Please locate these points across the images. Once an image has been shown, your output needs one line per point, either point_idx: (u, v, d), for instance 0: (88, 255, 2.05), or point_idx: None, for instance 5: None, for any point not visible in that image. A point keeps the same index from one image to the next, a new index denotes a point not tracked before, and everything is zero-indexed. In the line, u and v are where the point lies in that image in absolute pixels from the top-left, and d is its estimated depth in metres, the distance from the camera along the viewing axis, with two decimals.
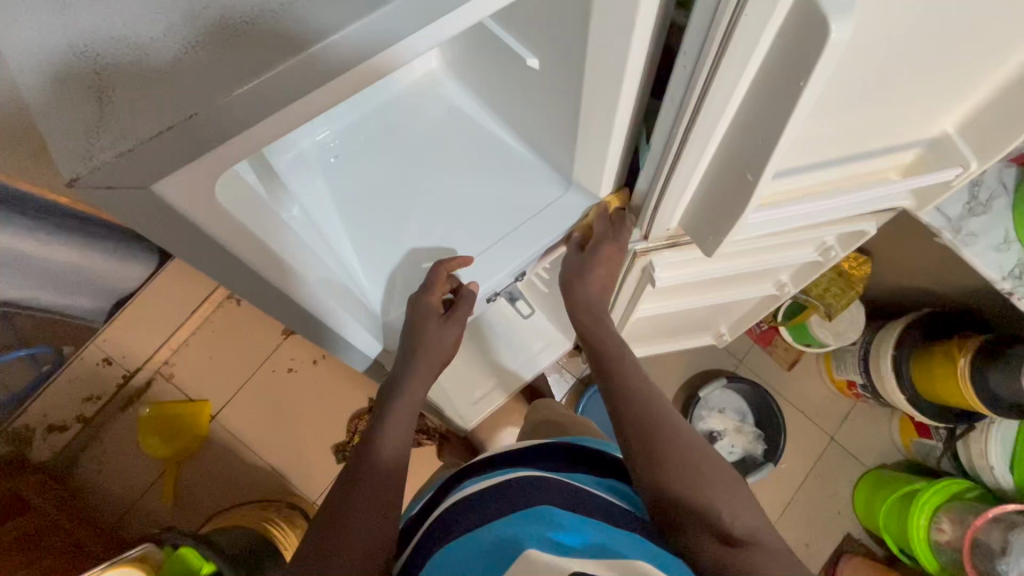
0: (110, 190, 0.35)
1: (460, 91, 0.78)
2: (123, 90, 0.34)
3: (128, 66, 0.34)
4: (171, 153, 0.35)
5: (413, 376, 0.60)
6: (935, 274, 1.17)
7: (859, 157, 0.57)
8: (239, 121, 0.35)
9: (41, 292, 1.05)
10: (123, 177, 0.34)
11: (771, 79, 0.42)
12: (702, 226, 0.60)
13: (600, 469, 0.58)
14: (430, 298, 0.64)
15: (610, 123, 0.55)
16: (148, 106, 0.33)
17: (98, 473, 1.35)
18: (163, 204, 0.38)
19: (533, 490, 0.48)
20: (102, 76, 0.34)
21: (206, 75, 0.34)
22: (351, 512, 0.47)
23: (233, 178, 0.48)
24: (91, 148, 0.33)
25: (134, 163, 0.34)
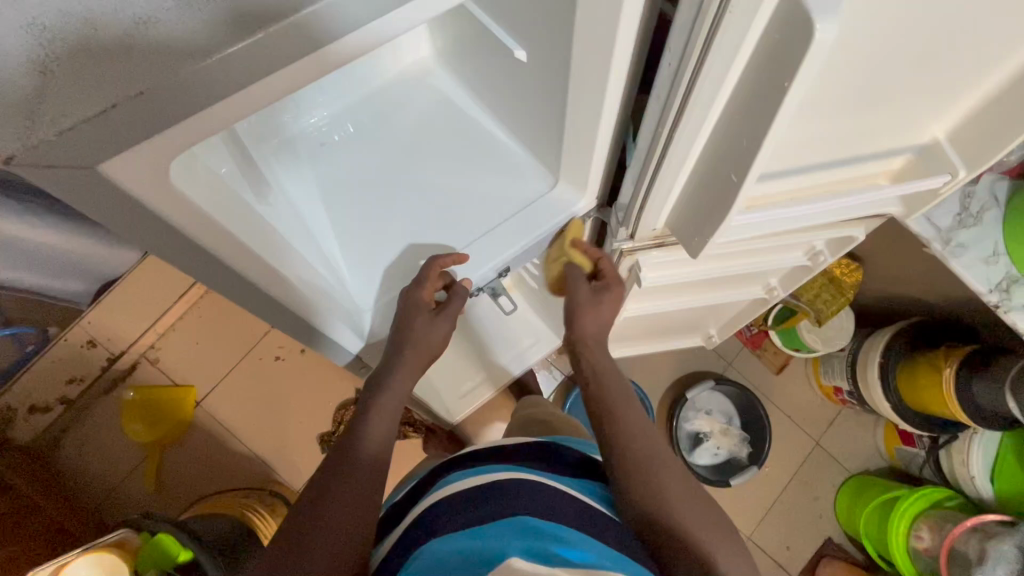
0: (62, 166, 0.36)
1: (450, 80, 0.76)
2: (65, 63, 0.32)
3: (73, 38, 0.32)
4: (112, 133, 0.35)
5: (402, 369, 0.59)
6: (924, 282, 1.17)
7: (848, 162, 0.56)
8: (208, 93, 0.35)
9: (23, 272, 1.04)
10: (72, 155, 0.35)
11: (756, 78, 0.41)
12: (687, 228, 0.60)
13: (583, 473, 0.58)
14: (421, 292, 0.63)
15: (598, 120, 0.54)
16: (93, 82, 0.33)
17: (79, 455, 1.34)
18: (115, 185, 0.38)
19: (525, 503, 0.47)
20: (42, 46, 0.32)
21: (158, 51, 0.33)
22: (331, 512, 0.47)
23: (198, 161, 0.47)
24: (34, 121, 0.34)
25: (82, 137, 0.34)
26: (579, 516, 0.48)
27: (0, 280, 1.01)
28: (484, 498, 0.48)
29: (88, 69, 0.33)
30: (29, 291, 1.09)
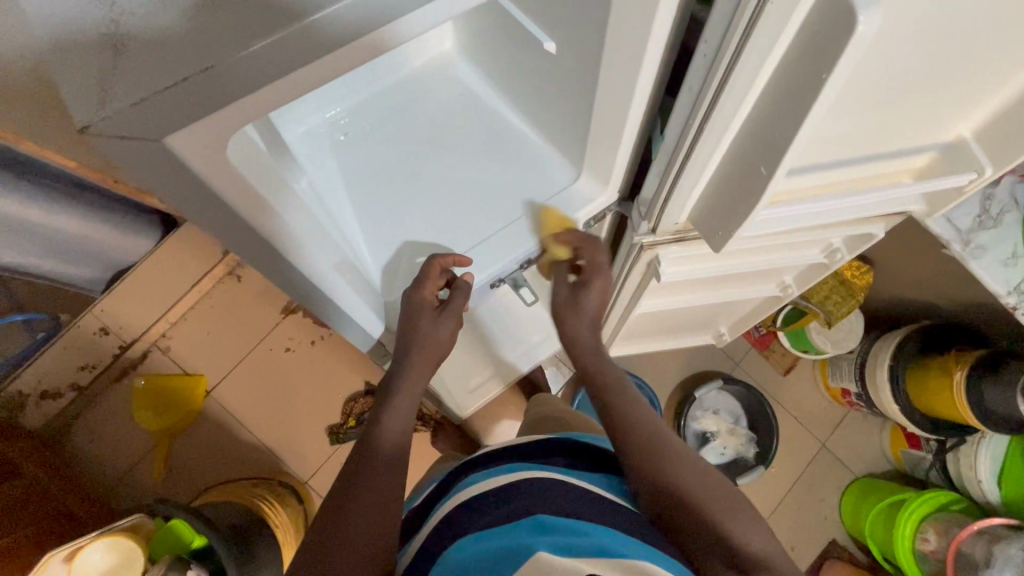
0: (131, 139, 0.37)
1: (472, 72, 0.77)
2: (139, 43, 0.36)
3: (148, 22, 0.36)
4: (183, 105, 0.36)
5: (410, 368, 0.59)
6: (935, 285, 1.18)
7: (873, 158, 0.57)
8: (256, 75, 0.37)
9: (42, 259, 1.05)
10: (139, 128, 0.37)
11: (793, 72, 0.42)
12: (710, 221, 0.60)
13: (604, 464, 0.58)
14: (422, 292, 0.64)
15: (627, 112, 0.55)
16: (165, 59, 0.36)
17: (90, 442, 1.35)
18: (175, 158, 0.39)
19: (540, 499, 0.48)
20: (122, 31, 0.36)
21: (225, 31, 0.36)
22: (353, 505, 0.47)
23: (246, 141, 0.48)
24: (108, 99, 0.36)
25: (150, 111, 0.36)
26: (597, 507, 0.49)
27: (18, 266, 1.02)
28: (503, 498, 0.49)
29: (164, 49, 0.36)
30: (45, 277, 1.10)
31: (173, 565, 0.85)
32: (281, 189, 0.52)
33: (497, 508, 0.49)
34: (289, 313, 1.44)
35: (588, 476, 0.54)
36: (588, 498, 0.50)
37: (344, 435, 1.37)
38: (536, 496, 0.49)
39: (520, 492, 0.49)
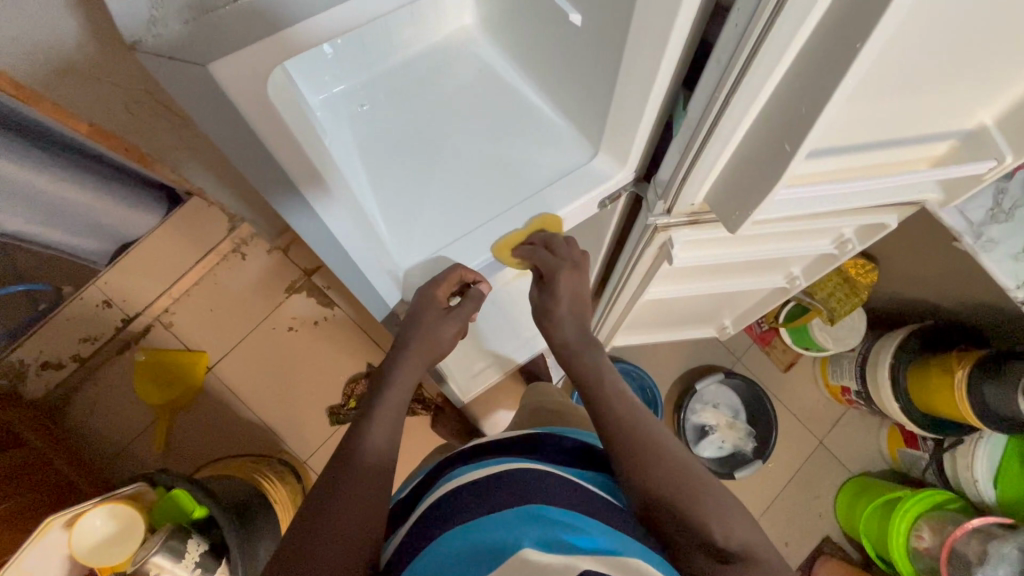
0: (181, 60, 0.37)
1: (493, 51, 0.78)
2: None
3: None
4: (234, 29, 0.36)
5: (404, 364, 0.60)
6: (939, 285, 1.18)
7: (894, 143, 0.57)
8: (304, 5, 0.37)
9: (48, 229, 1.04)
10: (188, 49, 0.36)
11: (825, 45, 0.42)
12: (727, 203, 0.60)
13: (590, 463, 0.59)
14: (437, 292, 0.63)
15: (650, 86, 0.54)
16: None
17: (90, 414, 1.34)
18: (217, 85, 0.39)
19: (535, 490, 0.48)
20: None
21: None
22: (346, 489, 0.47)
23: (281, 82, 0.48)
24: (158, 17, 0.36)
25: (203, 31, 0.36)
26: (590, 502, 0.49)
27: (21, 234, 1.01)
28: (493, 487, 0.49)
29: None
30: (50, 246, 1.09)
31: (173, 534, 0.85)
32: (311, 146, 0.51)
33: (485, 496, 0.48)
34: (293, 293, 1.44)
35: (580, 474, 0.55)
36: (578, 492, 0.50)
37: (344, 416, 1.37)
38: (528, 486, 0.48)
39: (511, 481, 0.49)
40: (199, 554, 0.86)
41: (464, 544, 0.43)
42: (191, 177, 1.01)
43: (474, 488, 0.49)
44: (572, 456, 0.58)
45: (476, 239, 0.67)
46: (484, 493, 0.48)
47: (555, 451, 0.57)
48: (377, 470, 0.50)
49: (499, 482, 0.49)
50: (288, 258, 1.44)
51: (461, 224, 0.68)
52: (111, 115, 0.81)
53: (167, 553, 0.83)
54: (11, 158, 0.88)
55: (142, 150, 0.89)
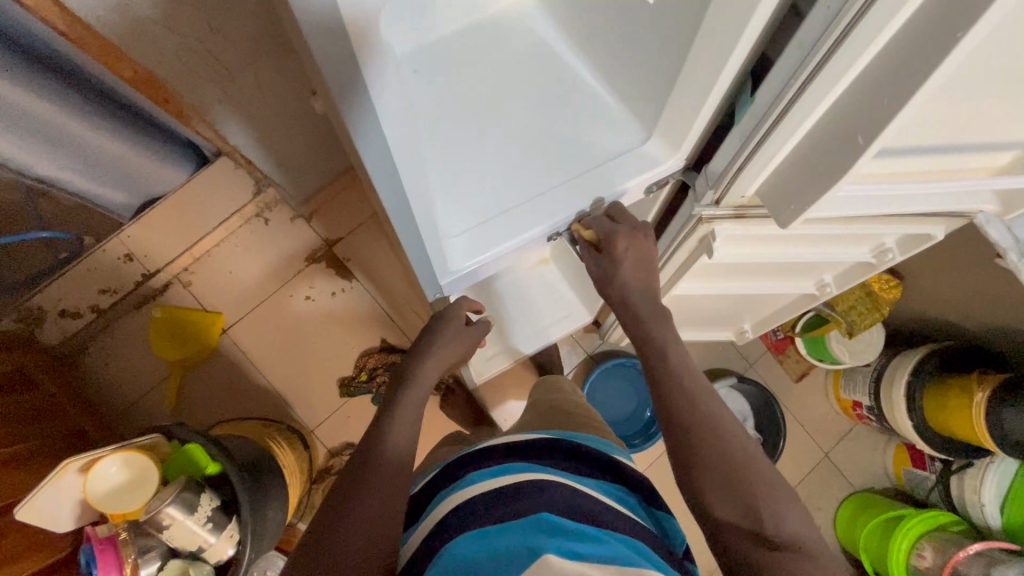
0: None
1: (550, 26, 0.77)
2: None
3: None
4: None
5: (430, 358, 0.74)
6: (968, 307, 1.16)
7: (959, 150, 0.55)
8: None
9: (78, 177, 1.04)
10: None
11: (920, 36, 0.41)
12: (782, 196, 0.59)
13: (596, 469, 0.65)
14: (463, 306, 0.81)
15: (718, 71, 0.53)
16: None
17: (104, 366, 1.35)
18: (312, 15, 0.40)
19: (544, 493, 0.55)
20: None
21: None
22: (372, 482, 0.57)
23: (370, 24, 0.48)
24: None
25: None
26: (596, 506, 0.55)
27: (51, 178, 1.01)
28: (508, 495, 0.55)
29: None
30: (75, 194, 1.08)
31: (186, 487, 0.85)
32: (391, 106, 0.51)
33: (502, 502, 0.54)
34: (312, 263, 1.43)
35: (585, 480, 0.61)
36: (583, 498, 0.56)
37: (354, 389, 1.38)
38: (540, 497, 0.54)
39: (523, 490, 0.55)
40: (212, 509, 0.86)
41: (484, 547, 0.48)
42: (224, 133, 1.00)
43: (485, 498, 0.55)
44: (584, 462, 0.64)
45: (526, 212, 0.67)
46: (503, 502, 0.54)
47: (563, 459, 0.64)
48: (395, 462, 0.61)
49: (516, 494, 0.55)
50: (310, 227, 1.43)
51: (510, 195, 0.68)
52: (157, 62, 0.80)
53: (180, 504, 0.83)
54: (49, 99, 0.87)
55: (183, 101, 0.88)
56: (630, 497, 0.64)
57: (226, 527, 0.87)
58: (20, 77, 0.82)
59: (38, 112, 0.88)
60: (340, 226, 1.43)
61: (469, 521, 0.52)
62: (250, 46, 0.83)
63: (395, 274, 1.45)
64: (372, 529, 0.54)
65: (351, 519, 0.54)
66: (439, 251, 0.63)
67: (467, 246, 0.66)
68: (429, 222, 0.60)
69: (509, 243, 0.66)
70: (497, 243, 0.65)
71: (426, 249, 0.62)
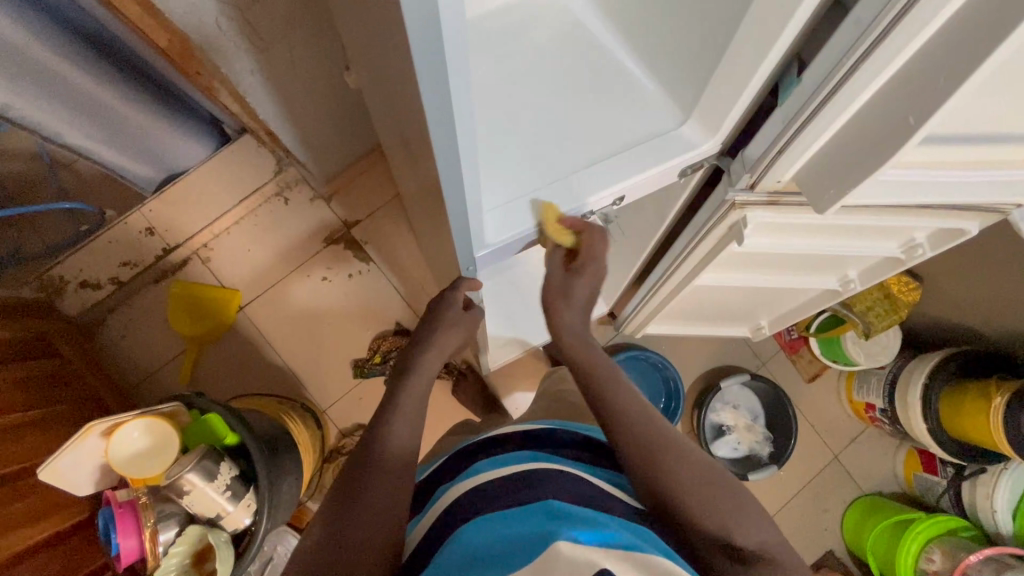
0: None
1: (588, 10, 0.77)
2: None
3: None
4: None
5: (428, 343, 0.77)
6: (990, 311, 1.15)
7: (1006, 140, 0.55)
8: None
9: (105, 147, 1.05)
10: None
11: (978, 18, 0.40)
12: (822, 180, 0.58)
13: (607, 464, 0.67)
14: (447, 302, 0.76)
15: (766, 51, 0.53)
16: None
17: (122, 338, 1.36)
18: None
19: (548, 484, 0.56)
20: None
21: None
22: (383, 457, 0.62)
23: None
24: None
25: None
26: (599, 499, 0.56)
27: (79, 147, 1.02)
28: (508, 487, 0.56)
29: None
30: (102, 164, 1.09)
31: (207, 455, 0.86)
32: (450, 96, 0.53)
33: (501, 495, 0.55)
34: (330, 244, 1.43)
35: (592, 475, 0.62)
36: (587, 490, 0.57)
37: (367, 370, 1.38)
38: (544, 488, 0.55)
39: (527, 480, 0.57)
40: (231, 478, 0.87)
41: (496, 535, 0.49)
42: (252, 107, 1.00)
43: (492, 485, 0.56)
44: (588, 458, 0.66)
45: (561, 188, 0.66)
46: (508, 493, 0.55)
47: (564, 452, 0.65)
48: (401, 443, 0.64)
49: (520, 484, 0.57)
50: (329, 208, 1.44)
51: (546, 171, 0.67)
52: (193, 30, 0.80)
53: (201, 472, 0.84)
54: (82, 66, 0.88)
55: (216, 73, 0.89)
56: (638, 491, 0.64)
57: (244, 497, 0.88)
58: (54, 43, 0.83)
59: (69, 79, 0.88)
60: (359, 209, 1.44)
61: (481, 506, 0.54)
62: (286, 21, 0.83)
63: (412, 258, 1.45)
64: (387, 502, 0.58)
65: (365, 488, 0.58)
66: (478, 225, 0.62)
67: (501, 220, 0.65)
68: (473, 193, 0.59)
69: (544, 219, 0.65)
70: (532, 219, 0.65)
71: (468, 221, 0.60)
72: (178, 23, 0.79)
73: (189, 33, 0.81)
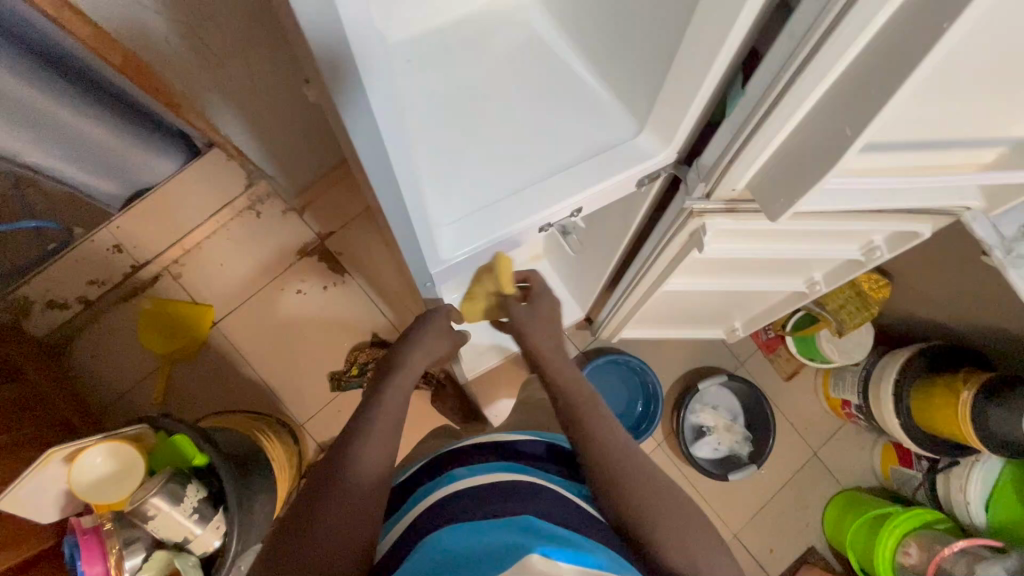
0: None
1: (546, 22, 0.78)
2: None
3: None
4: None
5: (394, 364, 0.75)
6: (955, 306, 1.18)
7: (947, 145, 0.56)
8: None
9: (67, 166, 1.03)
10: None
11: (905, 27, 0.41)
12: (772, 189, 0.59)
13: (585, 478, 0.67)
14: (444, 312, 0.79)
15: (711, 59, 0.53)
16: None
17: (92, 358, 1.34)
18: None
19: (526, 497, 0.55)
20: None
21: None
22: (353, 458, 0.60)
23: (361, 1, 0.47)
24: None
25: None
26: (562, 508, 0.56)
27: (41, 167, 1.01)
28: (478, 501, 0.55)
29: None
30: (65, 182, 1.08)
31: (172, 478, 0.84)
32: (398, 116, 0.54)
33: (471, 508, 0.55)
34: (304, 256, 1.42)
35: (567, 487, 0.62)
36: (555, 501, 0.57)
37: (345, 382, 1.38)
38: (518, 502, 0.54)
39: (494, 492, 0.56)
40: (199, 500, 0.86)
41: (463, 546, 0.48)
42: (215, 121, 0.99)
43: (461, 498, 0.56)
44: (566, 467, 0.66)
45: (517, 201, 0.66)
46: (475, 508, 0.54)
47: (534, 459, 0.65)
48: None
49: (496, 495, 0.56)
50: (302, 221, 1.43)
51: (501, 184, 0.67)
52: (148, 48, 0.80)
53: (166, 496, 0.83)
54: (38, 86, 0.87)
55: (174, 89, 0.88)
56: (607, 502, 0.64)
57: (212, 519, 0.87)
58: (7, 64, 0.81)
59: (26, 99, 0.87)
60: (333, 221, 1.43)
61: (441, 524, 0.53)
62: (245, 37, 0.83)
63: (388, 269, 1.44)
64: (364, 503, 0.57)
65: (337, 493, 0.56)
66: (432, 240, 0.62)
67: (458, 235, 0.65)
68: (421, 210, 0.59)
69: (500, 232, 0.65)
70: (488, 233, 0.65)
71: (418, 239, 0.60)
72: (131, 39, 0.78)
73: (144, 50, 0.80)
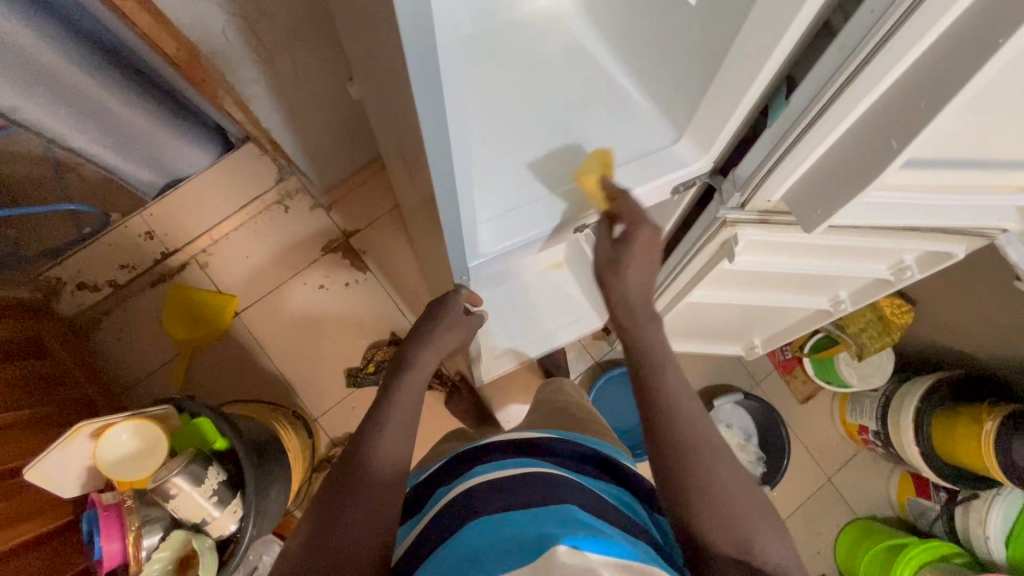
0: None
1: (588, 31, 0.80)
2: None
3: None
4: None
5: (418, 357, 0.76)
6: (980, 335, 1.16)
7: (988, 165, 0.56)
8: None
9: (109, 151, 1.06)
10: None
11: (958, 41, 0.42)
12: (809, 201, 0.60)
13: (609, 475, 0.67)
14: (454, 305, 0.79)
15: (758, 69, 0.54)
16: None
17: (115, 341, 1.36)
18: None
19: (555, 489, 0.56)
20: None
21: None
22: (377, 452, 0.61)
23: None
24: None
25: None
26: (593, 501, 0.56)
27: (86, 152, 1.04)
28: (506, 489, 0.55)
29: None
30: (106, 167, 1.11)
31: (194, 459, 0.85)
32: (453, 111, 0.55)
33: (500, 497, 0.55)
34: (327, 252, 1.44)
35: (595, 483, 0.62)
36: (585, 494, 0.57)
37: (361, 379, 1.39)
38: (547, 492, 0.55)
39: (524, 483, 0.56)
40: (218, 483, 0.87)
41: (493, 537, 0.49)
42: (256, 113, 1.01)
43: (489, 487, 0.56)
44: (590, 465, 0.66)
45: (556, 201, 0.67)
46: (501, 499, 0.55)
47: (558, 456, 0.65)
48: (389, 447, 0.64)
49: (521, 485, 0.56)
50: (329, 217, 1.45)
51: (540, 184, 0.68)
52: (200, 38, 0.83)
53: (188, 475, 0.84)
54: (91, 72, 0.90)
55: (221, 80, 0.91)
56: (631, 501, 0.64)
57: (229, 503, 0.88)
58: (65, 49, 0.85)
59: (79, 84, 0.90)
60: (359, 219, 1.45)
61: (465, 514, 0.54)
62: (294, 34, 0.85)
63: (409, 269, 1.46)
64: (383, 496, 0.57)
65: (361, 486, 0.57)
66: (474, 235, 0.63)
67: (496, 231, 0.66)
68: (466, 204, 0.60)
69: (538, 230, 0.66)
70: (526, 230, 0.66)
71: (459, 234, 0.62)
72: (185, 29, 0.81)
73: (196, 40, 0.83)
